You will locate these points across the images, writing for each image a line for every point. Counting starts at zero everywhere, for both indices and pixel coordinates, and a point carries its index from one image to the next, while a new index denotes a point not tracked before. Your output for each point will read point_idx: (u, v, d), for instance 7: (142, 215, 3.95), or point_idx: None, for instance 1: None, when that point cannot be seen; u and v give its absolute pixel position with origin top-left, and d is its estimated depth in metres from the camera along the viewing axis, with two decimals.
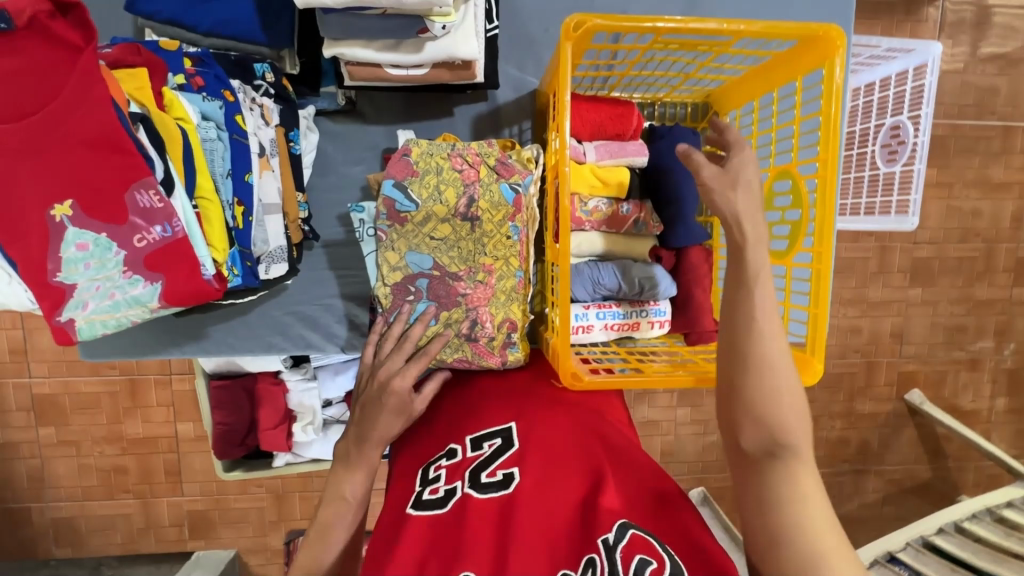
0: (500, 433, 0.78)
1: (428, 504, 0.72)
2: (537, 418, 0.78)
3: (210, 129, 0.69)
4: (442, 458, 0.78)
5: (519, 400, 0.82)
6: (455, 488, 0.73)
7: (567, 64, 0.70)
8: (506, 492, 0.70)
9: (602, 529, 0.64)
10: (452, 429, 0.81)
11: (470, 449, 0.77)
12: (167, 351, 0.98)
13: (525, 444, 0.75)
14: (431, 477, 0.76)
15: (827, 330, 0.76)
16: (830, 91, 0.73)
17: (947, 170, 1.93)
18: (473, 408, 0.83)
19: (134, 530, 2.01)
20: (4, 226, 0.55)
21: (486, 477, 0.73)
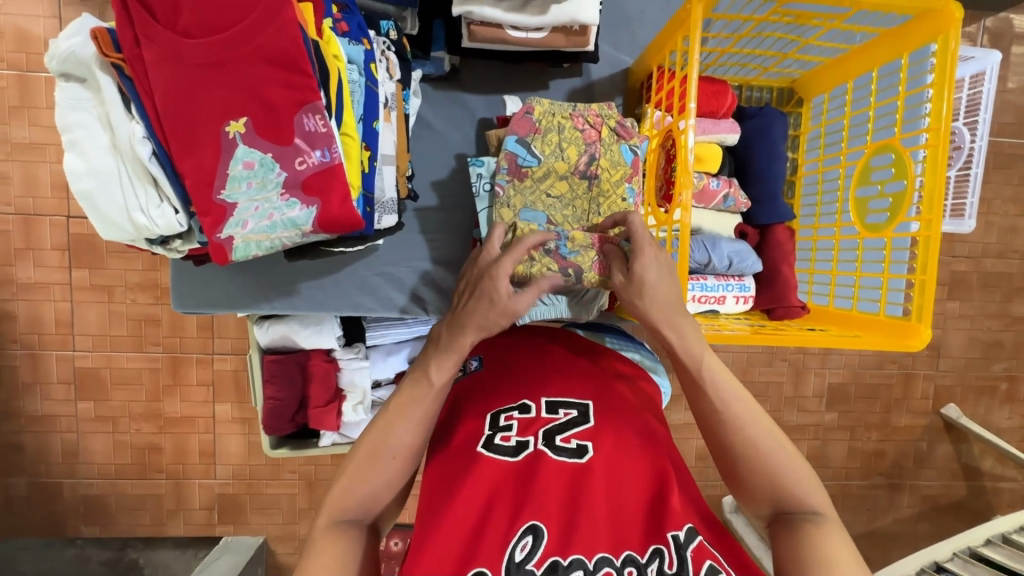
0: (578, 404, 0.72)
1: (497, 449, 0.67)
2: (611, 400, 0.72)
3: (353, 72, 0.71)
4: (514, 410, 0.72)
5: (592, 376, 0.76)
6: (528, 442, 0.68)
7: (697, 27, 0.73)
8: (581, 462, 0.65)
9: (673, 526, 0.60)
10: (526, 383, 0.75)
11: (544, 410, 0.71)
12: (257, 306, 0.99)
13: (603, 422, 0.69)
14: (500, 424, 0.71)
15: (934, 297, 0.77)
16: (945, 63, 0.76)
17: (987, 185, 1.95)
18: (549, 371, 0.77)
19: (163, 512, 1.86)
20: (178, 138, 0.57)
21: (561, 441, 0.67)
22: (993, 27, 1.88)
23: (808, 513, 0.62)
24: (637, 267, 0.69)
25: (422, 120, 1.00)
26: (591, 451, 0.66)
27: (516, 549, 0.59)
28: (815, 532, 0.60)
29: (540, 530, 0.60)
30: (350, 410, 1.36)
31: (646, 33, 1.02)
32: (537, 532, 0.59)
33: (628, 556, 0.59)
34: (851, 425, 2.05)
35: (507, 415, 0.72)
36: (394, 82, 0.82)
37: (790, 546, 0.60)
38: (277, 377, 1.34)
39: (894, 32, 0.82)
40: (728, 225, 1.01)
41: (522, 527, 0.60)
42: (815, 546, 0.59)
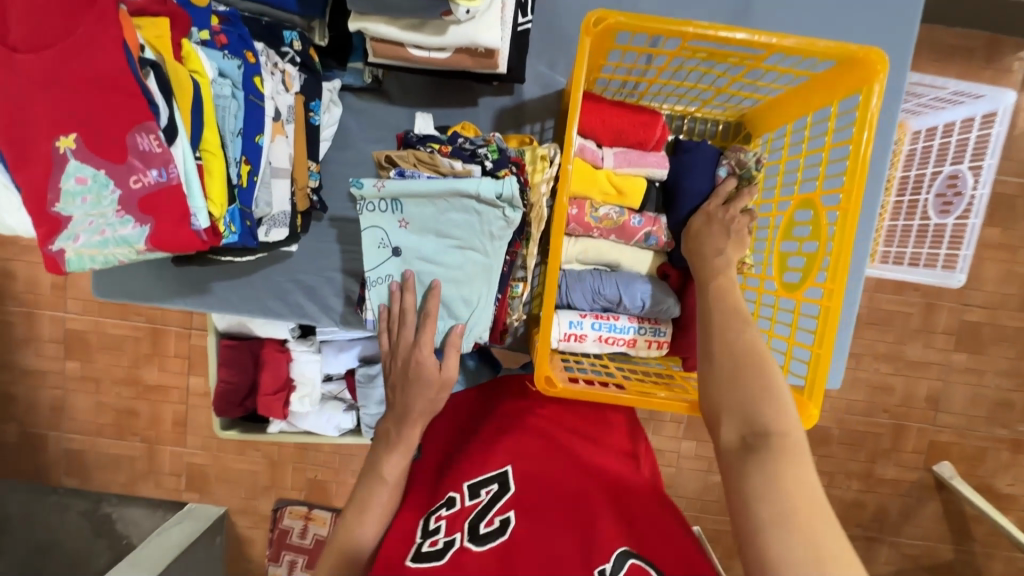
0: (496, 475, 0.70)
1: (423, 557, 0.62)
2: (530, 458, 0.72)
3: (225, 86, 0.70)
4: (442, 510, 0.69)
5: (518, 444, 0.76)
6: (454, 539, 0.63)
7: (580, 56, 0.68)
8: (505, 537, 0.62)
9: (600, 558, 0.58)
10: (454, 478, 0.74)
11: (468, 497, 0.69)
12: (170, 302, 1.01)
13: (523, 484, 0.68)
14: (429, 530, 0.67)
15: (828, 374, 0.71)
16: (864, 117, 0.68)
17: (1013, 231, 1.77)
18: (476, 455, 0.76)
19: (136, 473, 1.95)
20: (11, 149, 0.57)
21: (483, 526, 0.64)
22: None
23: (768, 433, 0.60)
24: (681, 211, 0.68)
25: (344, 129, 0.98)
26: (512, 520, 0.63)
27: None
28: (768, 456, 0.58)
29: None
30: (298, 401, 1.41)
31: None
32: None
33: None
34: (830, 471, 1.93)
35: (436, 515, 0.69)
36: (291, 95, 0.81)
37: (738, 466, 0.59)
38: (229, 363, 1.38)
39: (823, 76, 0.74)
40: (649, 264, 0.95)
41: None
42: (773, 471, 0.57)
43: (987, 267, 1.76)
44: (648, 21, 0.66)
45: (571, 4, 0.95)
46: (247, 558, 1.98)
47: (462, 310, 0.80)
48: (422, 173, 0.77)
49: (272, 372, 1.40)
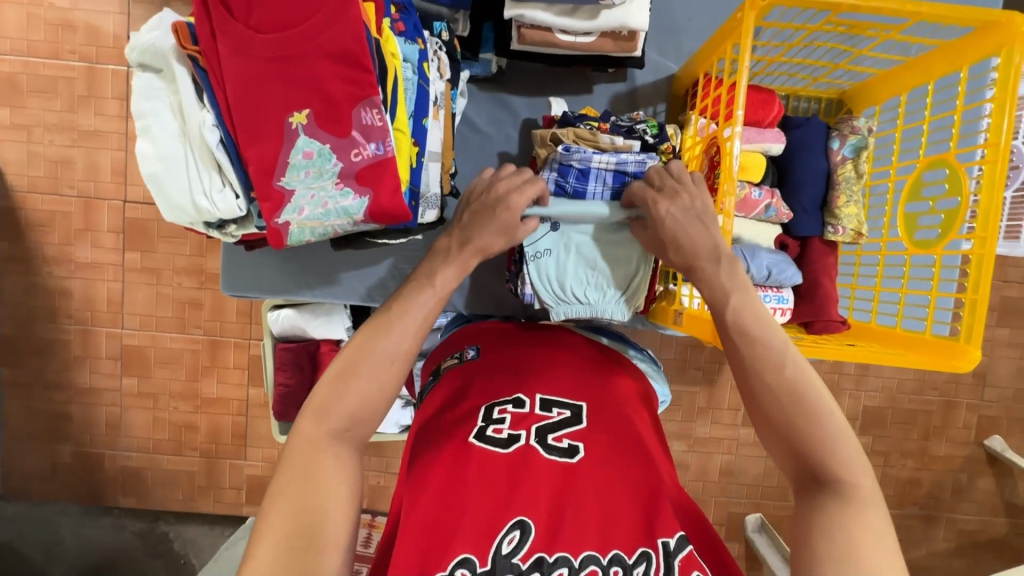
0: (571, 405, 0.74)
1: (489, 440, 0.69)
2: (603, 402, 0.75)
3: (407, 70, 0.74)
4: (508, 404, 0.73)
5: (583, 377, 0.78)
6: (519, 436, 0.69)
7: (748, 34, 0.73)
8: (571, 462, 0.67)
9: (665, 532, 0.61)
10: (522, 380, 0.77)
11: (538, 407, 0.73)
12: (299, 292, 1.04)
13: (596, 425, 0.71)
14: (493, 417, 0.72)
15: (985, 318, 0.75)
16: (1007, 76, 0.73)
17: None
18: (539, 365, 0.79)
19: (195, 488, 1.79)
20: (245, 126, 0.60)
21: (553, 440, 0.69)
22: None
23: (837, 480, 0.58)
24: (659, 217, 0.71)
25: (467, 119, 1.02)
26: (581, 453, 0.68)
27: (503, 542, 0.61)
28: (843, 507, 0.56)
29: (528, 526, 0.62)
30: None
31: (694, 41, 1.02)
32: (524, 528, 0.61)
33: (615, 555, 0.60)
34: (885, 450, 1.79)
35: (501, 408, 0.73)
36: (443, 82, 0.84)
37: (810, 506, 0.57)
38: (286, 365, 1.31)
39: (953, 44, 0.79)
40: (768, 237, 0.99)
41: (511, 522, 0.62)
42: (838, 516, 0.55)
43: None
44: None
45: None
46: None
47: (619, 279, 0.83)
48: (587, 148, 0.81)
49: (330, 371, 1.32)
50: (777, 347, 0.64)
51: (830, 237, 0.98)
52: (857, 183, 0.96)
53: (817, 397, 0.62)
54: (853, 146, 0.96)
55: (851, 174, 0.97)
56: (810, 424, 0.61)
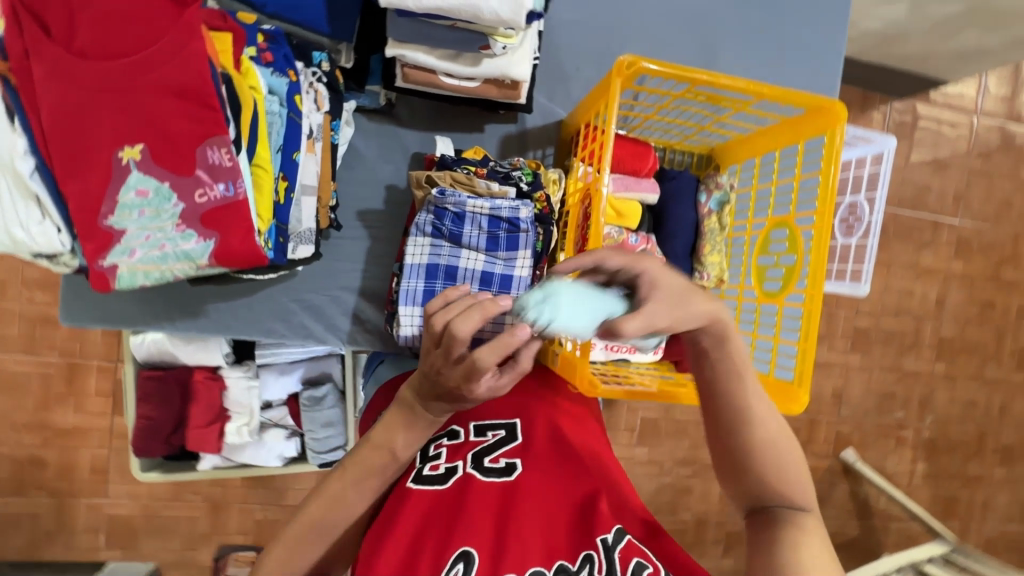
0: (504, 423, 0.75)
1: (427, 479, 0.69)
2: (538, 411, 0.76)
3: (272, 103, 0.70)
4: (444, 438, 0.74)
5: (517, 395, 0.79)
6: (456, 467, 0.70)
7: (614, 99, 0.77)
8: (510, 480, 0.68)
9: (602, 529, 0.62)
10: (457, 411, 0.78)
11: (472, 434, 0.74)
12: (156, 325, 0.94)
13: (530, 438, 0.73)
14: (431, 454, 0.73)
15: (813, 364, 0.85)
16: (830, 155, 0.84)
17: (958, 251, 1.94)
18: (474, 396, 0.80)
19: (40, 534, 1.50)
20: (64, 158, 0.54)
21: (488, 462, 0.70)
22: (954, 100, 1.90)
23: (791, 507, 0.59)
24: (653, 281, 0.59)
25: (353, 149, 0.99)
26: (518, 469, 0.69)
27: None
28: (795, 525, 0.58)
29: (471, 556, 0.61)
30: (233, 433, 1.22)
31: (581, 90, 1.07)
32: (467, 560, 0.61)
33: (560, 567, 0.61)
34: None
35: (438, 443, 0.74)
36: (321, 114, 0.82)
37: (769, 541, 0.58)
38: (151, 396, 1.18)
39: (792, 121, 0.89)
40: None
41: (453, 554, 0.61)
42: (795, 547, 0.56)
43: (921, 288, 1.93)
44: (671, 68, 0.78)
45: (568, 44, 1.05)
46: None
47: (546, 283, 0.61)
48: (463, 192, 0.83)
49: (204, 403, 1.21)
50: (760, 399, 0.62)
51: (697, 281, 1.06)
52: (721, 234, 1.05)
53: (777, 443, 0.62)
54: (717, 200, 1.05)
55: (716, 226, 1.05)
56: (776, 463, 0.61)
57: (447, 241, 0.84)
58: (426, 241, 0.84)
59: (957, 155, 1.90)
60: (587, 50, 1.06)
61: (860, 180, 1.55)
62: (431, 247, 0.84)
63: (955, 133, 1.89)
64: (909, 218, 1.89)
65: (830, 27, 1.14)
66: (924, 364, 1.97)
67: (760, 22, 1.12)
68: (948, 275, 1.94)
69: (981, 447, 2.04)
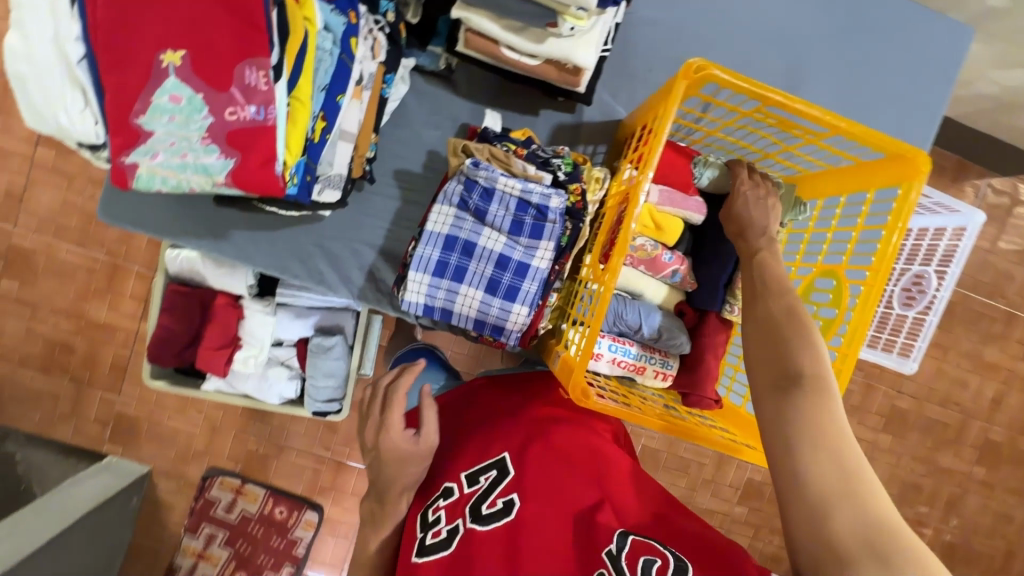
0: (495, 463, 0.71)
1: (431, 549, 0.67)
2: (525, 441, 0.73)
3: (326, 40, 0.70)
4: (440, 499, 0.72)
5: (501, 430, 0.77)
6: (456, 526, 0.67)
7: (675, 102, 0.73)
8: (510, 520, 0.64)
9: (605, 542, 0.61)
10: (450, 467, 0.75)
11: (466, 485, 0.71)
12: (180, 240, 0.95)
13: (521, 467, 0.69)
14: (430, 519, 0.71)
15: None
16: (901, 210, 0.77)
17: None
18: (461, 448, 0.78)
19: (55, 415, 1.58)
20: (109, 50, 0.55)
21: (486, 508, 0.66)
22: None
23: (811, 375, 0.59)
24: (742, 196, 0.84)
25: (404, 107, 0.98)
26: (517, 505, 0.65)
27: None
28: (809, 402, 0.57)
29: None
30: (241, 362, 1.24)
31: (646, 94, 1.02)
32: None
33: None
34: (758, 525, 1.80)
35: (434, 506, 0.72)
36: (375, 64, 0.80)
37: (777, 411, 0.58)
38: (173, 308, 1.21)
39: (868, 165, 0.81)
40: (670, 299, 1.02)
41: None
42: (794, 417, 0.57)
43: (977, 382, 1.76)
44: (740, 79, 0.72)
45: (644, 43, 1.00)
46: (161, 527, 1.60)
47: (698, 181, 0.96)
48: (497, 169, 0.81)
49: (220, 326, 1.24)
50: (780, 286, 0.69)
51: (726, 314, 0.99)
52: None
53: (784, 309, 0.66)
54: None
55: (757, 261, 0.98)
56: (795, 335, 0.63)
57: (472, 216, 0.82)
58: (451, 211, 0.82)
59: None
60: (663, 53, 1.01)
61: (934, 252, 1.40)
62: (455, 218, 0.82)
63: None
64: (980, 304, 1.73)
65: (933, 78, 1.04)
66: (962, 464, 1.80)
67: (856, 59, 1.03)
68: (1010, 375, 1.77)
69: (1006, 567, 1.85)
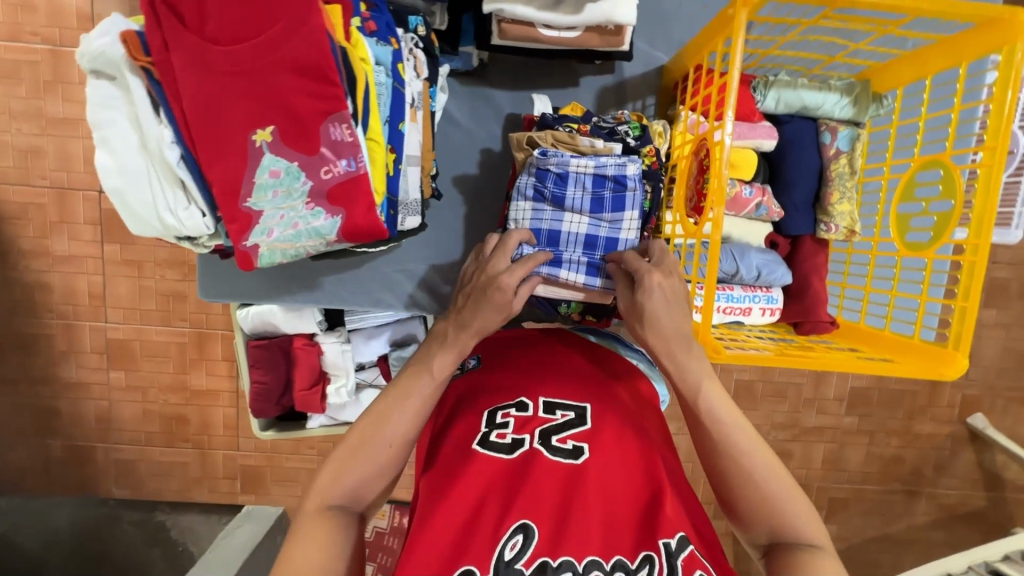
0: (576, 406, 0.69)
1: (492, 446, 0.65)
2: (610, 400, 0.70)
3: (380, 74, 0.70)
4: (511, 408, 0.69)
5: (586, 375, 0.74)
6: (524, 441, 0.65)
7: (739, 33, 0.69)
8: (576, 463, 0.63)
9: (665, 532, 0.58)
10: (522, 383, 0.73)
11: (541, 410, 0.69)
12: (279, 298, 1.00)
13: (602, 423, 0.67)
14: (496, 421, 0.68)
15: (973, 325, 0.75)
16: (1007, 78, 0.71)
17: None
18: (541, 372, 0.75)
19: (189, 480, 1.69)
20: (206, 144, 0.57)
21: (557, 441, 0.65)
22: None
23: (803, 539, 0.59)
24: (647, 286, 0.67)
25: (448, 115, 0.98)
26: (587, 453, 0.64)
27: (505, 547, 0.57)
28: (810, 560, 0.58)
29: (530, 530, 0.58)
30: (334, 393, 1.30)
31: (684, 30, 0.97)
32: (526, 532, 0.58)
33: (618, 562, 0.57)
34: (871, 430, 1.76)
35: (504, 412, 0.69)
36: (421, 81, 0.80)
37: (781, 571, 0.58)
38: (259, 362, 1.26)
39: (955, 39, 0.76)
40: (758, 234, 0.98)
41: (512, 526, 0.58)
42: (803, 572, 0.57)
43: None
44: None
45: None
46: None
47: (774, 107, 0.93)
48: (566, 152, 0.80)
49: (305, 366, 1.29)
50: (738, 431, 0.64)
51: (821, 234, 0.96)
52: (851, 179, 0.93)
53: (756, 458, 0.63)
54: (846, 137, 0.93)
55: (845, 169, 0.93)
56: (778, 492, 0.61)
57: (549, 205, 0.81)
58: (528, 205, 0.82)
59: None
60: None
61: None
62: (533, 211, 0.82)
63: None
64: None
65: None
66: None
67: None
68: None
69: None
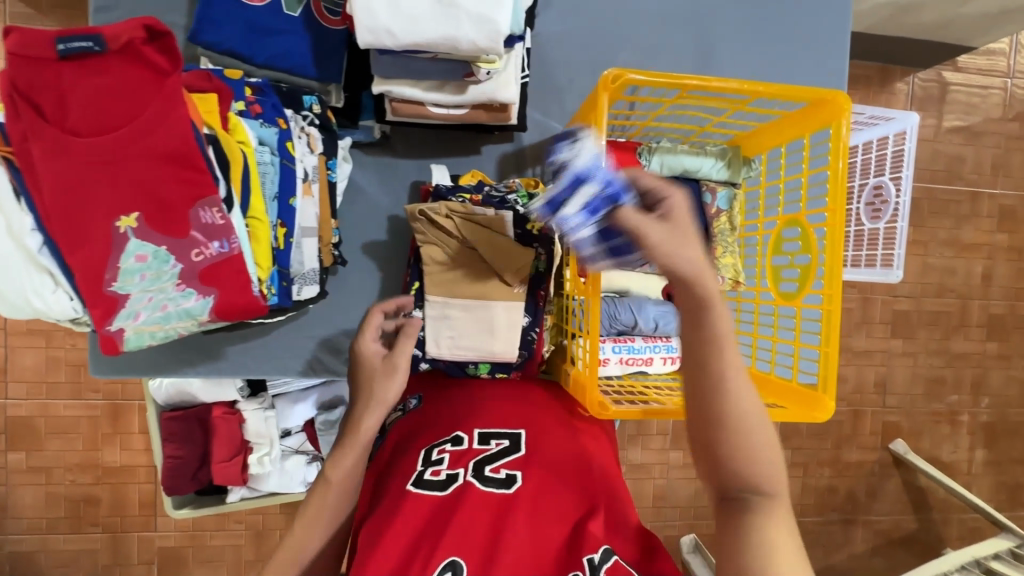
0: (509, 435, 0.76)
1: (426, 484, 0.70)
2: (546, 429, 0.77)
3: (264, 153, 0.72)
4: (447, 444, 0.75)
5: (523, 407, 0.81)
6: (457, 474, 0.70)
7: (603, 112, 0.76)
8: (509, 492, 0.68)
9: (590, 548, 0.61)
10: (461, 418, 0.79)
11: (476, 441, 0.75)
12: (180, 371, 0.97)
13: (533, 451, 0.73)
14: (432, 458, 0.74)
15: (837, 369, 0.81)
16: (838, 148, 0.81)
17: (1001, 223, 1.81)
18: (479, 404, 0.82)
19: (98, 569, 1.54)
20: (65, 232, 0.57)
21: (489, 472, 0.70)
22: (982, 65, 1.78)
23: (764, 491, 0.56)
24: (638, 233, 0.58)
25: (354, 183, 1.00)
26: (519, 481, 0.69)
27: None
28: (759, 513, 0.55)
29: (458, 566, 0.62)
30: (257, 464, 1.24)
31: (576, 101, 1.06)
32: (455, 569, 0.61)
33: None
34: (803, 463, 1.82)
35: (439, 448, 0.75)
36: (315, 156, 0.83)
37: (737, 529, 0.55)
38: (173, 436, 1.21)
39: (796, 115, 0.86)
40: (655, 287, 1.04)
41: (442, 564, 0.62)
42: (756, 529, 0.54)
43: (962, 266, 1.81)
44: (658, 76, 0.75)
45: (558, 55, 1.04)
46: None
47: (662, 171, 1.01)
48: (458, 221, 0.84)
49: (224, 436, 1.23)
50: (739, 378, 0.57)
51: None
52: (732, 234, 1.01)
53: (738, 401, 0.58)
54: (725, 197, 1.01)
55: (726, 226, 1.01)
56: (753, 437, 0.57)
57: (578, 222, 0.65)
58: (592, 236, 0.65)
59: (992, 121, 1.79)
60: (578, 60, 1.05)
61: (883, 160, 1.46)
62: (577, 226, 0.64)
63: (985, 100, 1.78)
64: (945, 193, 1.78)
65: (829, 12, 1.10)
66: (974, 345, 1.85)
67: (758, 10, 1.08)
68: (992, 249, 1.82)
69: None
